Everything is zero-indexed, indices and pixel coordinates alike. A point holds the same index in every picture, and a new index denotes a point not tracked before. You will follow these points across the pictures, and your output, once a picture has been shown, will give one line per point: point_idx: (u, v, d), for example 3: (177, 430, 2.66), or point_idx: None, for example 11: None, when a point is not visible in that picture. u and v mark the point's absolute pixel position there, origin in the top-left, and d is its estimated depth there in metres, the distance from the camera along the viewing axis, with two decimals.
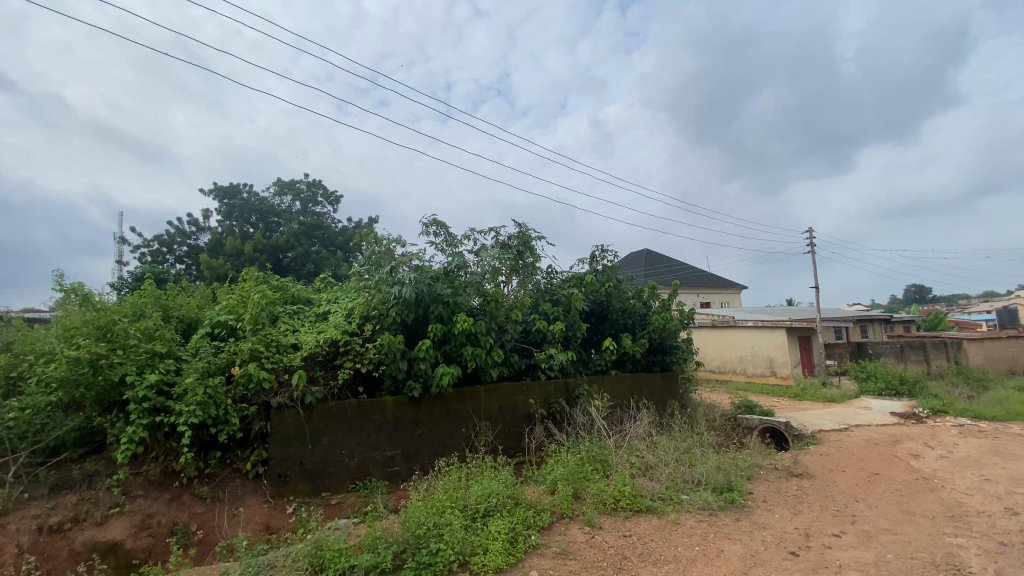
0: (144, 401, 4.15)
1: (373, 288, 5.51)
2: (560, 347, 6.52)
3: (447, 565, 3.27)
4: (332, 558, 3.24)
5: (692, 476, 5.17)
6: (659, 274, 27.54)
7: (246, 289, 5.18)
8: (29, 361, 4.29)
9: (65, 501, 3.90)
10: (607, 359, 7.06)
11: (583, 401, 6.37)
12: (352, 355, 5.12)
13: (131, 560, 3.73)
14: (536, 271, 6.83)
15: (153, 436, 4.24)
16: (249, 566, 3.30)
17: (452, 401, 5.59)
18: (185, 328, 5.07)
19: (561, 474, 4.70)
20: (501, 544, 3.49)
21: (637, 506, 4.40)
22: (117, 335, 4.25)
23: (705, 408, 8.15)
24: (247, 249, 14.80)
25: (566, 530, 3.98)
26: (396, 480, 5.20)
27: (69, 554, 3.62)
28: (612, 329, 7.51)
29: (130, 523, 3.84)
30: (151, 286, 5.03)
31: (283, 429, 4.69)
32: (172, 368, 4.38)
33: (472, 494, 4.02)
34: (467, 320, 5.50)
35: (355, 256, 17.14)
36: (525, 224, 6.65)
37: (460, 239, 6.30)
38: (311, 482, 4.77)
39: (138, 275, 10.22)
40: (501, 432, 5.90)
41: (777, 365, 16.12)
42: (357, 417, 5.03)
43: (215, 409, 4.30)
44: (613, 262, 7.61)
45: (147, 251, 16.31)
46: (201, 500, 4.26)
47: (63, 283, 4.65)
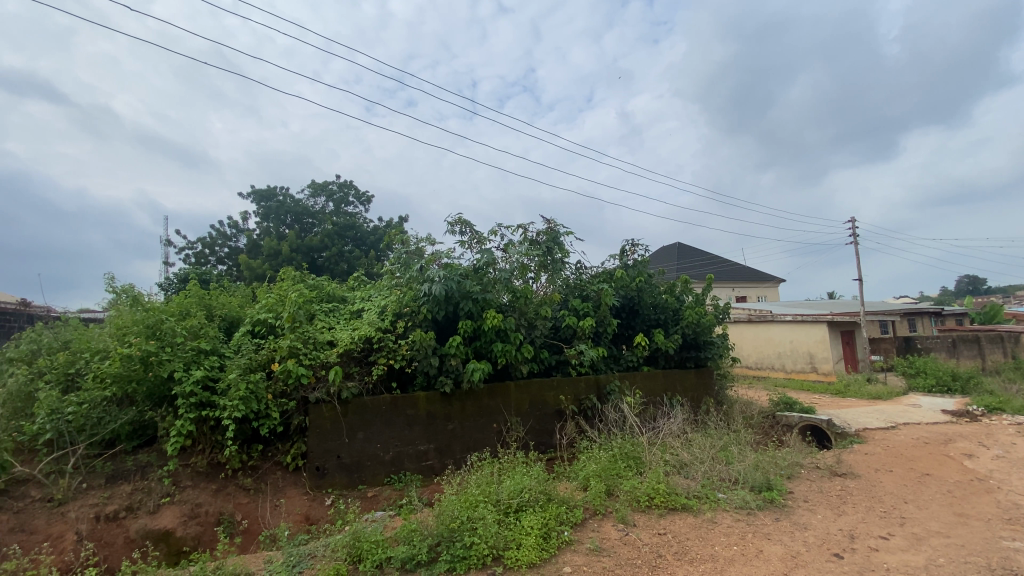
0: (191, 395, 4.34)
1: (404, 286, 5.58)
2: (590, 343, 6.48)
3: (481, 559, 3.31)
4: (369, 549, 3.31)
5: (728, 475, 5.04)
6: (693, 268, 26.84)
7: (284, 289, 5.34)
8: (84, 358, 4.54)
9: (120, 491, 4.12)
10: (639, 356, 6.97)
11: (615, 398, 6.29)
12: (386, 351, 5.21)
13: (181, 547, 3.94)
14: (565, 267, 6.76)
15: (199, 429, 4.41)
16: (291, 555, 3.42)
17: (483, 396, 5.63)
18: (228, 326, 5.27)
19: (593, 470, 4.66)
20: (534, 538, 3.50)
21: (671, 504, 4.33)
22: (165, 333, 4.46)
23: (742, 406, 7.94)
24: (284, 250, 15.27)
25: (600, 526, 3.95)
26: (430, 474, 5.28)
27: (124, 541, 3.83)
28: (644, 325, 7.40)
29: (180, 512, 4.05)
30: (196, 286, 5.25)
31: (320, 423, 4.82)
32: (216, 365, 4.56)
33: (505, 488, 4.04)
34: (497, 316, 5.51)
35: (387, 255, 17.44)
36: (553, 219, 6.57)
37: (489, 236, 6.29)
38: (349, 474, 4.89)
39: (184, 276, 10.68)
40: (532, 428, 5.90)
41: (818, 361, 15.55)
42: (390, 411, 5.13)
43: (257, 404, 4.47)
44: (644, 256, 7.47)
45: (191, 253, 17.02)
46: (245, 491, 4.44)
47: (114, 285, 4.92)
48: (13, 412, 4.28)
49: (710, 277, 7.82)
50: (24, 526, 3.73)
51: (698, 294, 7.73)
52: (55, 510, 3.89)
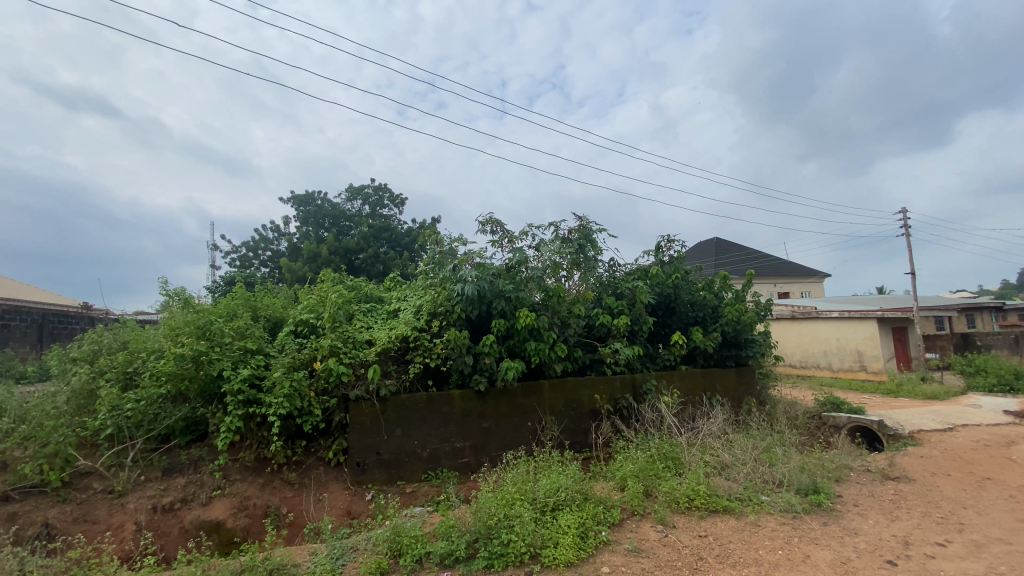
0: (239, 393, 4.52)
1: (438, 286, 5.65)
2: (626, 341, 6.40)
3: (519, 556, 3.32)
4: (409, 544, 3.37)
5: (772, 477, 4.87)
6: (732, 264, 26.01)
7: (324, 290, 5.51)
8: (141, 358, 4.81)
9: (175, 483, 4.34)
10: (676, 354, 6.84)
11: (652, 397, 6.18)
12: (421, 350, 5.30)
13: (232, 538, 4.12)
14: (598, 265, 6.67)
15: (247, 426, 4.60)
16: (334, 548, 3.52)
17: (517, 395, 5.64)
18: (272, 326, 5.48)
19: (631, 470, 4.60)
20: (571, 538, 3.48)
21: (712, 506, 4.22)
22: (214, 333, 4.68)
23: (785, 405, 7.66)
24: (323, 252, 15.75)
25: (638, 527, 3.90)
26: (466, 471, 5.33)
27: (179, 531, 4.04)
28: (681, 322, 7.25)
29: (230, 504, 4.24)
30: (242, 288, 5.48)
31: (360, 419, 4.95)
32: (262, 363, 4.75)
33: (541, 487, 4.03)
34: (530, 315, 5.51)
35: (421, 256, 17.71)
36: (586, 217, 6.50)
37: (521, 235, 6.28)
38: (387, 470, 4.99)
39: (229, 279, 11.17)
40: (567, 427, 5.87)
41: (867, 359, 14.84)
42: (426, 409, 5.21)
43: (300, 401, 4.63)
44: (680, 252, 7.30)
45: (236, 257, 17.76)
46: (290, 485, 4.61)
47: (168, 288, 5.20)
48: (77, 408, 4.59)
49: (750, 272, 7.55)
50: (87, 516, 3.99)
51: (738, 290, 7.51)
52: (116, 501, 4.14)
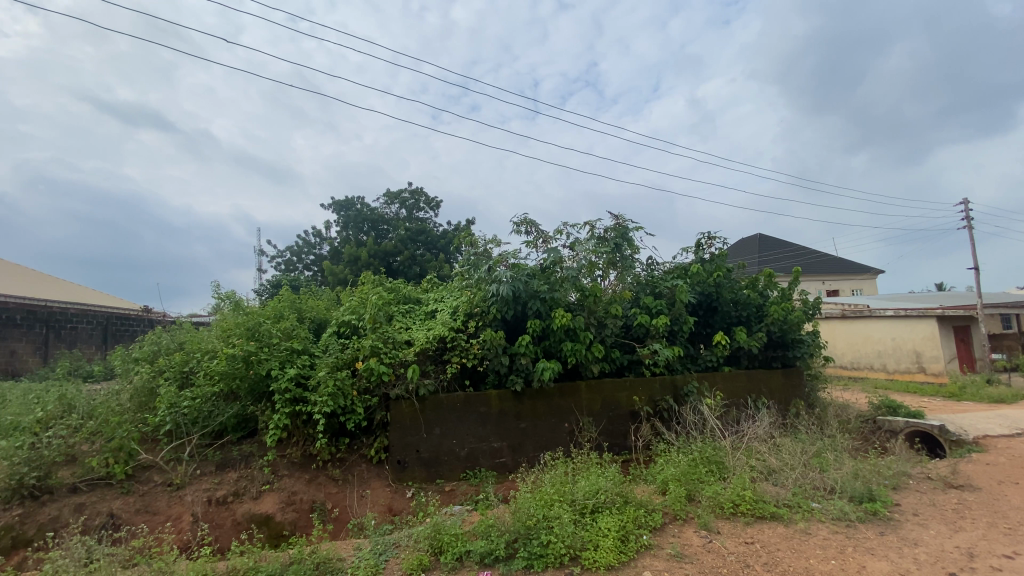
0: (286, 391, 4.70)
1: (474, 287, 5.69)
2: (665, 342, 6.26)
3: (558, 558, 3.30)
4: (449, 542, 3.42)
5: (823, 483, 4.65)
6: (777, 262, 25.05)
7: (365, 292, 5.66)
8: (196, 358, 5.07)
9: (228, 477, 4.55)
10: (718, 355, 6.64)
11: (693, 400, 6.03)
12: (458, 350, 5.36)
13: (281, 531, 4.28)
14: (636, 263, 6.55)
15: (294, 423, 4.77)
16: (378, 544, 3.60)
17: (554, 396, 5.61)
18: (317, 327, 5.66)
19: (672, 474, 4.48)
20: (611, 541, 3.43)
21: (759, 512, 4.07)
22: (263, 334, 4.90)
23: (837, 408, 7.31)
24: (363, 256, 16.18)
25: (680, 532, 3.80)
26: (504, 471, 5.35)
27: (232, 523, 4.23)
28: (724, 322, 7.04)
29: (278, 498, 4.41)
30: (287, 291, 5.70)
31: (401, 418, 5.05)
32: (307, 363, 4.91)
33: (580, 489, 3.98)
34: (566, 315, 5.47)
35: (457, 257, 17.93)
36: (621, 215, 6.40)
37: (555, 234, 6.24)
38: (427, 469, 5.07)
39: (276, 283, 11.63)
40: (606, 429, 5.80)
41: (926, 360, 13.99)
42: (464, 408, 5.26)
43: (343, 400, 4.77)
44: (722, 250, 7.08)
45: (282, 261, 18.49)
46: (334, 481, 4.75)
47: (220, 292, 5.47)
48: (138, 406, 4.88)
49: (797, 269, 7.24)
50: (149, 507, 4.23)
51: (784, 288, 7.23)
52: (175, 493, 4.37)
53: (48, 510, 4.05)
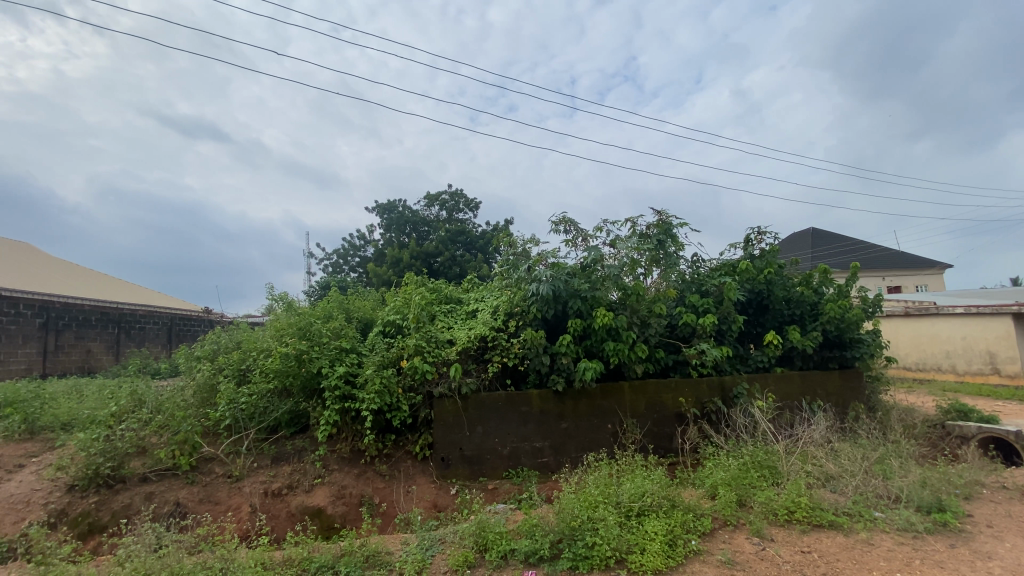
0: (336, 389, 4.87)
1: (514, 286, 5.69)
2: (712, 342, 6.07)
3: (603, 560, 3.26)
4: (494, 540, 3.44)
5: (887, 491, 4.38)
6: (831, 257, 23.82)
7: (408, 292, 5.78)
8: (252, 356, 5.32)
9: (283, 471, 4.76)
10: (770, 355, 6.37)
11: (743, 402, 5.81)
12: (500, 349, 5.39)
13: (332, 524, 4.45)
14: (680, 260, 6.36)
15: (343, 419, 4.94)
16: (424, 539, 3.67)
17: (597, 396, 5.55)
18: (364, 326, 5.82)
19: (722, 477, 4.32)
20: (658, 545, 3.35)
21: (816, 520, 3.88)
22: (314, 334, 5.10)
23: (900, 412, 6.86)
24: (404, 257, 16.56)
25: (731, 538, 3.67)
26: (547, 471, 5.34)
27: (287, 515, 4.42)
28: (775, 321, 6.76)
29: (329, 492, 4.59)
30: (336, 292, 5.89)
31: (444, 416, 5.12)
32: (355, 362, 5.07)
33: (625, 491, 3.90)
34: (607, 314, 5.39)
35: (496, 257, 18.05)
36: (664, 211, 6.24)
37: (595, 232, 6.13)
38: (470, 466, 5.13)
39: (324, 284, 12.09)
40: (650, 431, 5.68)
41: (1000, 361, 12.93)
42: (506, 407, 5.28)
43: (389, 397, 4.89)
44: (773, 245, 6.78)
45: (329, 263, 19.19)
46: (381, 477, 4.89)
47: (274, 293, 5.74)
48: (201, 401, 5.14)
49: (855, 265, 6.84)
50: (211, 497, 4.48)
51: (841, 285, 6.86)
52: (235, 484, 4.61)
53: (122, 498, 4.36)
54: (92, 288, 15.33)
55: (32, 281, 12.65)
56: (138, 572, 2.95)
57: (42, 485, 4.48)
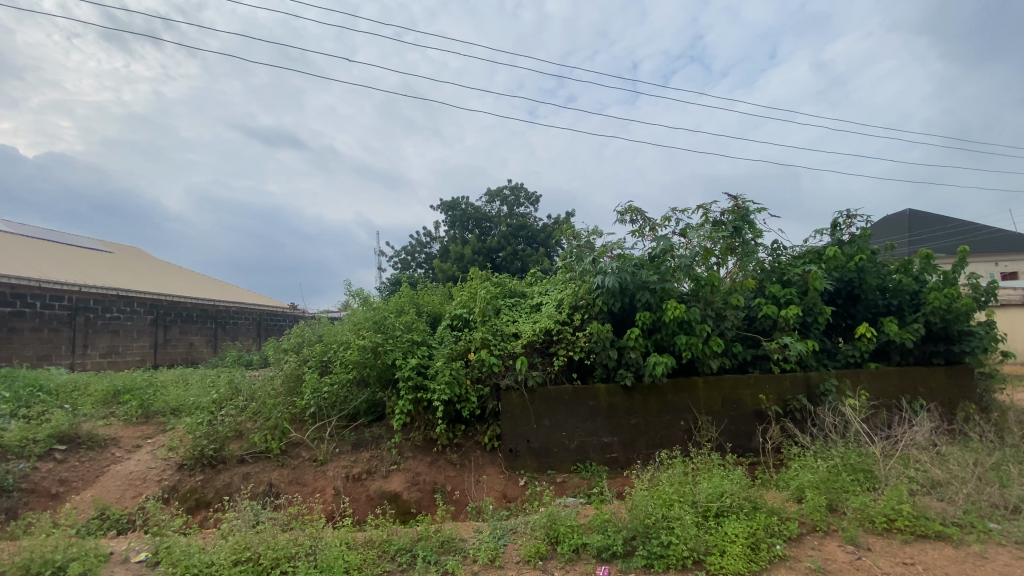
0: (408, 380, 5.07)
1: (578, 279, 5.60)
2: (796, 335, 5.67)
3: (680, 560, 3.16)
4: (565, 533, 3.43)
5: (1004, 501, 3.91)
6: (932, 241, 21.43)
7: (474, 287, 5.87)
8: (332, 349, 5.65)
9: (362, 456, 5.02)
10: (863, 350, 5.86)
11: (832, 400, 5.39)
12: (566, 343, 5.34)
13: (409, 509, 4.64)
14: (758, 249, 5.96)
15: (415, 409, 5.12)
16: (496, 528, 3.73)
17: (668, 392, 5.36)
18: (433, 320, 5.98)
19: (809, 480, 4.02)
20: (740, 548, 3.19)
21: (920, 530, 3.53)
22: (387, 327, 5.33)
23: (1021, 414, 6.08)
24: (468, 253, 16.92)
25: (821, 545, 3.43)
26: (616, 467, 5.25)
27: (366, 498, 4.67)
28: (868, 313, 6.20)
29: (405, 478, 4.79)
30: (406, 287, 6.10)
31: (512, 409, 5.18)
32: (426, 354, 5.24)
33: (702, 490, 3.73)
34: (679, 306, 5.18)
35: (558, 251, 17.94)
36: (739, 196, 5.88)
37: (664, 222, 5.90)
38: (538, 459, 5.15)
39: (394, 280, 12.62)
40: (727, 429, 5.42)
41: None
42: (573, 401, 5.24)
43: (459, 388, 5.01)
44: (865, 229, 6.21)
45: (398, 260, 19.99)
46: (453, 465, 5.03)
47: (351, 289, 6.05)
48: (289, 390, 5.53)
49: (964, 249, 6.11)
50: (299, 479, 4.82)
51: (947, 272, 6.17)
52: (320, 468, 4.93)
53: (223, 477, 4.80)
54: (194, 287, 16.98)
55: (144, 283, 14.23)
56: (240, 545, 3.24)
57: (156, 464, 5.03)
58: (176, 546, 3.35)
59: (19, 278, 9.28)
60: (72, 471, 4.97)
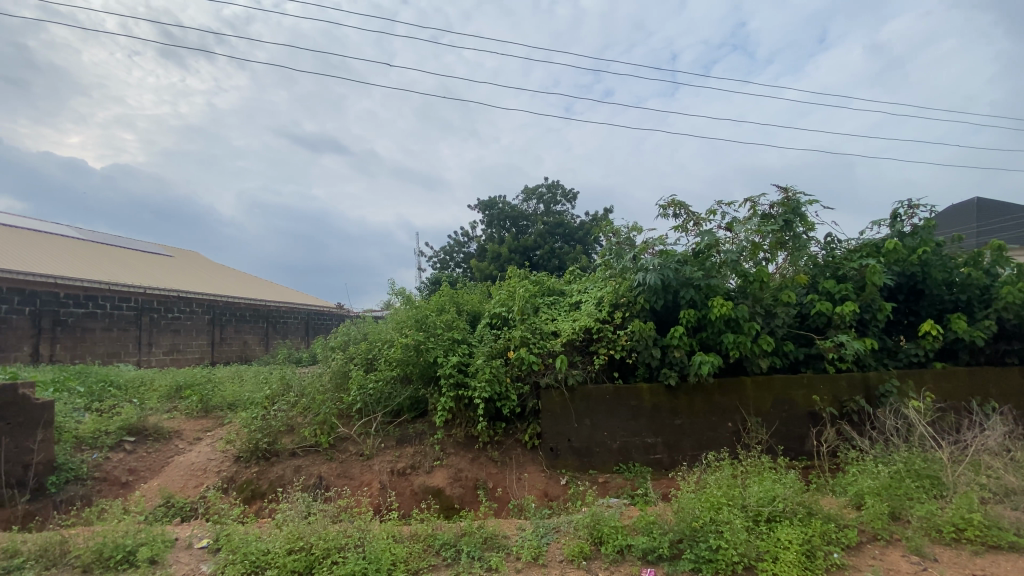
0: (450, 377, 5.14)
1: (618, 276, 5.51)
2: (852, 333, 5.40)
3: (730, 566, 3.06)
4: (610, 534, 3.39)
5: None
6: (1004, 231, 19.87)
7: (513, 285, 5.88)
8: (377, 347, 5.81)
9: (406, 452, 5.14)
10: (927, 349, 5.52)
11: (893, 402, 5.09)
12: (606, 342, 5.28)
13: (452, 504, 4.71)
14: (810, 242, 5.65)
15: (457, 406, 5.20)
16: (539, 526, 3.73)
17: (715, 392, 5.21)
18: (472, 319, 6.02)
19: (869, 485, 3.81)
20: (795, 555, 3.07)
21: (993, 541, 3.29)
22: (429, 326, 5.43)
23: None
24: (504, 252, 17.00)
25: (882, 555, 3.25)
26: (660, 468, 5.15)
27: (411, 493, 4.77)
28: (933, 309, 5.83)
29: (447, 474, 4.86)
30: (446, 286, 6.18)
31: (553, 407, 5.16)
32: (466, 352, 5.30)
33: (752, 493, 3.60)
34: (725, 304, 5.01)
35: (595, 248, 17.75)
36: (789, 187, 5.61)
37: (708, 216, 5.72)
38: (580, 458, 5.12)
39: (433, 279, 12.84)
40: (778, 431, 5.22)
41: None
42: (614, 401, 5.17)
43: (499, 386, 5.05)
44: (929, 220, 5.81)
45: (436, 260, 20.30)
46: (494, 463, 5.07)
47: (394, 288, 6.18)
48: (336, 386, 5.72)
49: None
50: (347, 473, 4.98)
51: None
52: (366, 462, 5.08)
53: (276, 469, 5.02)
54: (246, 288, 17.83)
55: (201, 285, 15.06)
56: (294, 534, 3.38)
57: (216, 455, 5.32)
58: (235, 534, 3.53)
59: (90, 280, 10.00)
60: (140, 462, 5.33)
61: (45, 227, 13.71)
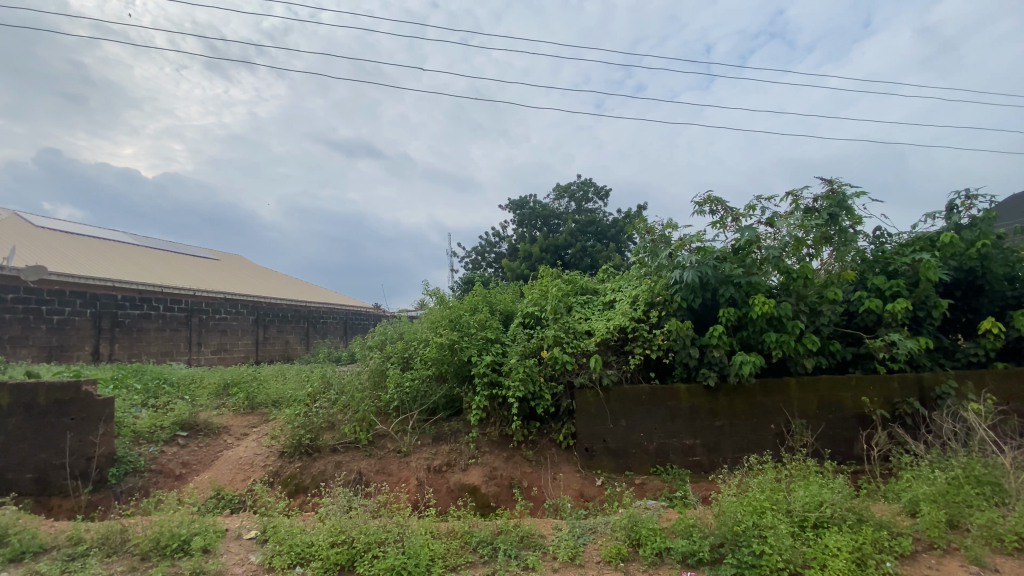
0: (484, 376, 5.19)
1: (653, 274, 5.41)
2: (905, 332, 5.13)
3: (774, 572, 2.97)
4: (647, 536, 3.34)
5: None
6: None
7: (546, 285, 5.87)
8: (412, 346, 5.91)
9: (442, 449, 5.21)
10: (988, 348, 5.19)
11: (950, 404, 4.82)
12: (642, 341, 5.20)
13: (488, 502, 4.75)
14: (858, 237, 5.40)
15: (491, 405, 5.24)
16: (575, 527, 3.71)
17: (756, 393, 5.05)
18: (505, 318, 6.03)
19: (924, 492, 3.61)
20: (844, 563, 2.95)
21: None
22: (463, 325, 5.49)
23: None
24: (536, 251, 16.99)
25: (940, 565, 3.09)
26: (699, 471, 5.04)
27: (447, 490, 4.83)
28: (994, 306, 5.47)
29: (483, 472, 4.91)
30: (480, 286, 6.22)
31: (588, 407, 5.13)
32: (500, 351, 5.33)
33: (797, 498, 3.48)
34: (766, 302, 4.86)
35: (628, 246, 17.52)
36: (834, 179, 5.37)
37: (748, 211, 5.55)
38: (616, 459, 5.06)
39: (466, 279, 12.99)
40: (824, 434, 5.02)
41: None
42: (651, 401, 5.09)
43: (533, 385, 5.06)
44: (990, 210, 5.45)
45: (469, 260, 20.49)
46: (529, 462, 5.07)
47: (428, 289, 6.27)
48: (375, 384, 5.83)
49: None
50: (385, 469, 5.09)
51: None
52: (403, 459, 5.18)
53: (318, 464, 5.18)
54: (287, 289, 18.48)
55: (245, 287, 15.69)
56: (336, 528, 3.49)
57: (261, 450, 5.53)
58: (281, 526, 3.67)
59: (144, 284, 10.58)
60: (192, 455, 5.60)
61: (104, 235, 14.58)
